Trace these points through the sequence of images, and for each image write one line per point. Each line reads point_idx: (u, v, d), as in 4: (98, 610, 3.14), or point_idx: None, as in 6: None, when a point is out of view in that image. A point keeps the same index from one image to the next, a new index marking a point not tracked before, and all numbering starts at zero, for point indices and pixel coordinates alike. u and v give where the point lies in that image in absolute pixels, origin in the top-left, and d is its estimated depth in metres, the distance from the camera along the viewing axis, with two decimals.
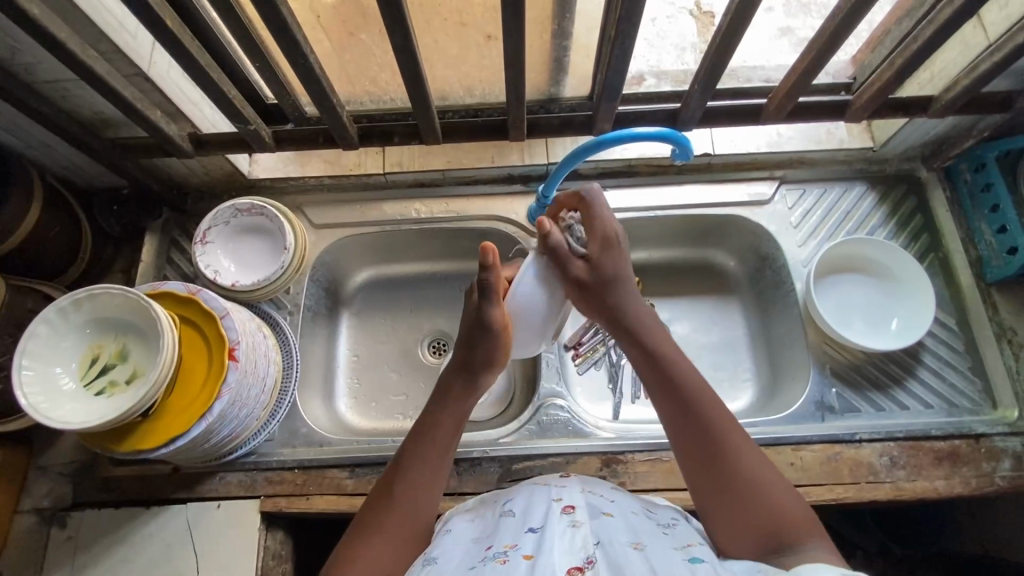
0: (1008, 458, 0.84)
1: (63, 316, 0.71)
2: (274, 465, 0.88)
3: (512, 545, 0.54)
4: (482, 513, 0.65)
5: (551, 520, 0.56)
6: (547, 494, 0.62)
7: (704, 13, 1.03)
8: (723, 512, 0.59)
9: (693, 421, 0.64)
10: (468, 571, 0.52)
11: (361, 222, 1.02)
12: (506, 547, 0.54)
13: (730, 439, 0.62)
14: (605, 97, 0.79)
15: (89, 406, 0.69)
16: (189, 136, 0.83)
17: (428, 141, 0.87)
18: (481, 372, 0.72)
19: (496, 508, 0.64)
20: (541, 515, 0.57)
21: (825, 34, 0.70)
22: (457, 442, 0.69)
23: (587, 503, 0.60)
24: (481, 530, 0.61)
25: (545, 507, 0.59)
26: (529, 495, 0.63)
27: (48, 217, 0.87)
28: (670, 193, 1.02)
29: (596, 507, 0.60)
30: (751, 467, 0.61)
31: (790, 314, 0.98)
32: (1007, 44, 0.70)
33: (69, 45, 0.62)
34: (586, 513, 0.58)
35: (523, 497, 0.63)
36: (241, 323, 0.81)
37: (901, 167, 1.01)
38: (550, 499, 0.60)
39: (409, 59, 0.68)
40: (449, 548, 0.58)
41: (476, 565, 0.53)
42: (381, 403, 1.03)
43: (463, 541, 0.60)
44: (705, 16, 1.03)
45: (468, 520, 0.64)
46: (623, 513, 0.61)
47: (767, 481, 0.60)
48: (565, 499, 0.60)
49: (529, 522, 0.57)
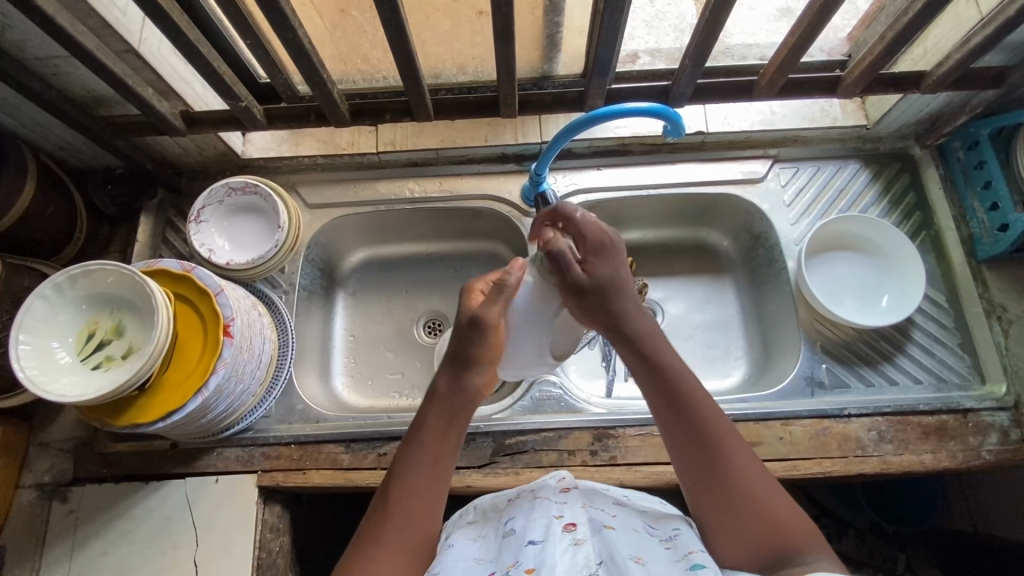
0: (995, 433, 0.86)
1: (59, 291, 0.72)
2: (271, 441, 0.89)
3: (513, 564, 0.55)
4: (484, 530, 0.66)
5: (553, 537, 0.57)
6: (548, 509, 0.63)
7: None
8: (719, 524, 0.61)
9: (695, 433, 0.63)
10: None
11: (356, 201, 1.03)
12: (507, 566, 0.55)
13: (730, 452, 0.62)
14: (596, 74, 0.79)
15: (86, 380, 0.70)
16: (181, 114, 0.83)
17: (420, 119, 0.87)
18: (466, 376, 0.67)
19: (498, 525, 0.65)
20: (541, 530, 0.58)
21: (815, 8, 0.70)
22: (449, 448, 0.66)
23: (588, 518, 0.61)
24: (484, 548, 0.62)
25: (546, 522, 0.60)
26: (530, 508, 0.64)
27: (43, 195, 0.87)
28: (663, 171, 1.02)
29: (597, 521, 0.61)
30: (752, 479, 0.61)
31: (782, 293, 0.99)
32: (998, 18, 0.70)
33: (58, 20, 0.62)
34: (587, 530, 0.59)
35: (524, 510, 0.64)
36: (236, 300, 0.81)
37: (895, 145, 1.01)
38: (550, 515, 0.61)
39: (397, 33, 0.68)
40: (452, 561, 0.59)
41: None
42: (377, 381, 1.04)
43: (466, 556, 0.60)
44: None
45: (471, 538, 0.65)
46: (625, 528, 0.62)
47: (766, 494, 0.60)
48: (566, 516, 0.61)
49: (529, 536, 0.58)
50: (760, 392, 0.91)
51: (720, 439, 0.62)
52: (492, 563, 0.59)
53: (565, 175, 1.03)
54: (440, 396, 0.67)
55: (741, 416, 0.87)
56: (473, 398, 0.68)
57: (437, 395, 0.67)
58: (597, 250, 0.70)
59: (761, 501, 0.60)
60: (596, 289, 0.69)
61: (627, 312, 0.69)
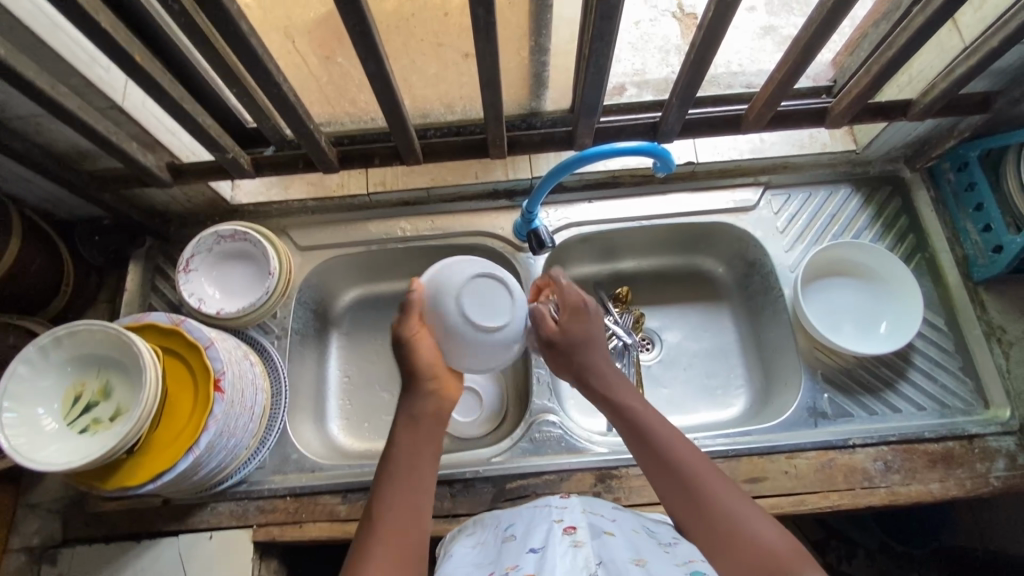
0: (1002, 458, 0.84)
1: (44, 354, 0.70)
2: (266, 493, 0.87)
3: (513, 565, 0.56)
4: (487, 539, 0.69)
5: (552, 539, 0.59)
6: (549, 517, 0.66)
7: (687, 14, 1.02)
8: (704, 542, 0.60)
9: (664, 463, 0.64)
10: None
11: (347, 242, 1.02)
12: (507, 567, 0.56)
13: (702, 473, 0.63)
14: (584, 114, 0.78)
15: (73, 446, 0.68)
16: (168, 166, 0.82)
17: (409, 162, 0.87)
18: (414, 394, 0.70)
19: (499, 534, 0.68)
20: (542, 537, 0.60)
21: (799, 46, 0.69)
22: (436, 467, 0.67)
23: (588, 523, 0.63)
24: (485, 555, 0.65)
25: (546, 527, 0.63)
26: (531, 517, 0.68)
27: (29, 251, 0.86)
28: (655, 202, 1.02)
29: (597, 527, 0.63)
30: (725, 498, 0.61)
31: (780, 320, 0.98)
32: (981, 48, 0.70)
33: (39, 83, 0.61)
34: (587, 534, 0.60)
35: (525, 520, 0.68)
36: (226, 352, 0.79)
37: (885, 168, 1.01)
38: (551, 520, 0.64)
39: (383, 84, 0.67)
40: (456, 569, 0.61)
41: None
42: (374, 424, 1.02)
43: (467, 564, 0.63)
44: (688, 17, 1.02)
45: (472, 546, 0.69)
46: (624, 533, 0.64)
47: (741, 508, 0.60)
48: (566, 521, 0.63)
49: (531, 544, 0.60)
50: (763, 424, 0.90)
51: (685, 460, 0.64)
52: (492, 567, 0.60)
53: (556, 210, 1.02)
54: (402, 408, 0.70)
55: (745, 450, 0.86)
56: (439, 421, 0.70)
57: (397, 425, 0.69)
58: (579, 313, 0.73)
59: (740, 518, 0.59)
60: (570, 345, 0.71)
61: (598, 365, 0.72)
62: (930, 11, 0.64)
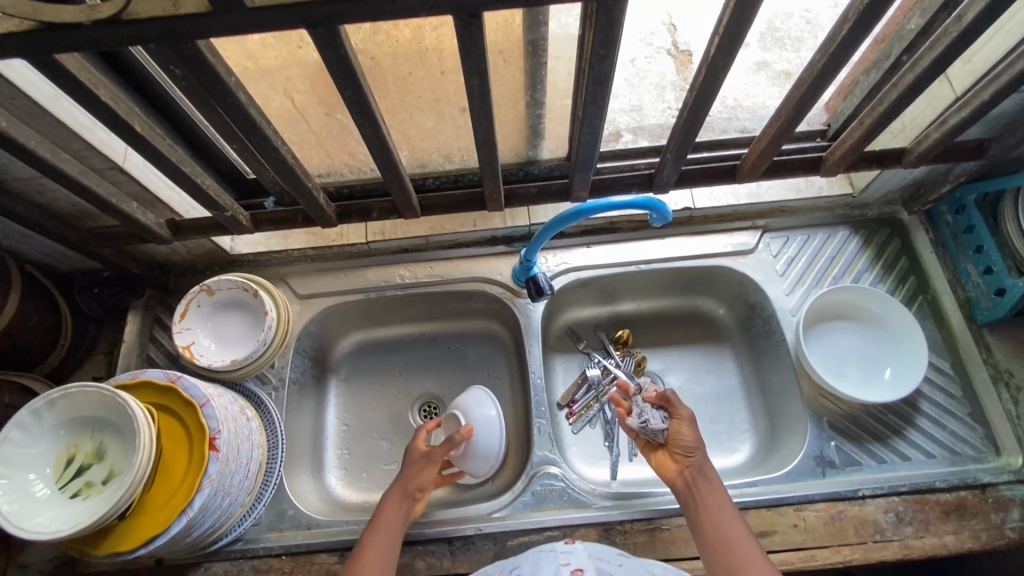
0: (1016, 509, 0.82)
1: (37, 417, 0.69)
2: (261, 552, 0.85)
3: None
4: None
5: None
6: (555, 559, 0.68)
7: (682, 50, 1.03)
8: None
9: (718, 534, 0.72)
10: None
11: (346, 290, 1.02)
12: None
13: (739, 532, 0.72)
14: (579, 169, 0.78)
15: (63, 513, 0.67)
16: (167, 222, 0.83)
17: (407, 216, 0.87)
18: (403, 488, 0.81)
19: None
20: None
21: (791, 102, 0.69)
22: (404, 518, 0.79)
23: (595, 566, 0.66)
24: None
25: (553, 568, 0.66)
26: (535, 561, 0.69)
27: (26, 307, 0.86)
28: (654, 247, 1.02)
29: (605, 570, 0.66)
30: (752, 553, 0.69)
31: (782, 364, 0.96)
32: (972, 101, 0.71)
33: (41, 152, 0.61)
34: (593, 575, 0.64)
35: (529, 562, 0.69)
36: (222, 409, 0.78)
37: (883, 211, 1.02)
38: (557, 563, 0.67)
39: (379, 145, 0.68)
40: None
41: None
42: (372, 473, 1.00)
43: None
44: (683, 53, 1.03)
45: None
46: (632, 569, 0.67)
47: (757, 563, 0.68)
48: (572, 563, 0.66)
49: None
50: (768, 474, 0.88)
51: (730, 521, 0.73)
52: None
53: (555, 255, 1.02)
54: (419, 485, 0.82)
55: (752, 502, 0.84)
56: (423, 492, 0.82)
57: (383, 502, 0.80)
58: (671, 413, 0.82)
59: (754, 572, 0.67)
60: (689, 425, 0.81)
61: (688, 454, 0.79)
62: (919, 69, 0.65)
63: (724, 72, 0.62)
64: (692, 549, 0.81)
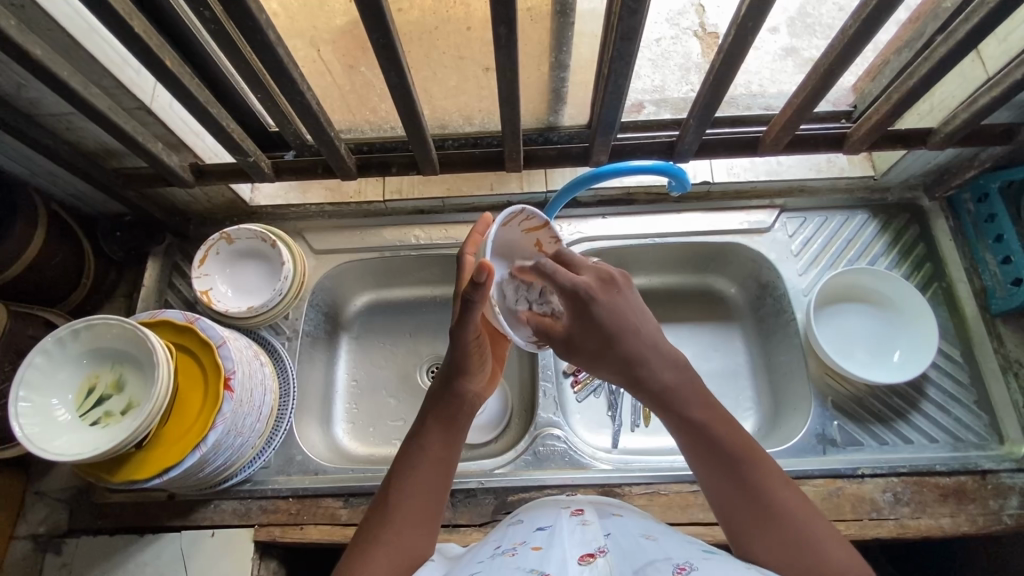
0: (1015, 496, 0.82)
1: (61, 346, 0.72)
2: (269, 493, 0.88)
3: (522, 542, 0.57)
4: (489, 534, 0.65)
5: (561, 519, 0.61)
6: (556, 504, 0.67)
7: (709, 33, 1.02)
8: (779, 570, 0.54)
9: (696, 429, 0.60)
10: (479, 564, 0.55)
11: (360, 247, 1.03)
12: (514, 543, 0.57)
13: (787, 502, 0.56)
14: (600, 132, 0.78)
15: (84, 437, 0.69)
16: (191, 166, 0.84)
17: (425, 172, 0.88)
18: (462, 382, 0.67)
19: (507, 519, 0.67)
20: (551, 518, 0.62)
21: (819, 72, 0.68)
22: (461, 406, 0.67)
23: (596, 508, 0.65)
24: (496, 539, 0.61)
25: (555, 514, 0.63)
26: (534, 506, 0.68)
27: (52, 244, 0.88)
28: (670, 220, 1.02)
29: (606, 510, 0.64)
30: (815, 532, 0.54)
31: (791, 344, 0.96)
32: (1004, 80, 0.70)
33: (73, 83, 0.62)
34: (595, 515, 0.62)
35: (530, 509, 0.68)
36: (237, 351, 0.80)
37: (903, 196, 1.01)
38: (559, 506, 0.66)
39: (402, 95, 0.68)
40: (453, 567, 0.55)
41: (486, 560, 0.55)
42: (379, 428, 1.02)
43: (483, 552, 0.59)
44: (710, 36, 1.01)
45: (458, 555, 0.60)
46: (633, 516, 0.64)
47: (832, 550, 0.53)
48: (573, 505, 0.66)
49: (538, 524, 0.61)
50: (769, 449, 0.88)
51: (769, 487, 0.56)
52: (496, 543, 0.61)
53: (570, 223, 1.02)
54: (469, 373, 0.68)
55: None
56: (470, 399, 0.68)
57: (435, 394, 0.67)
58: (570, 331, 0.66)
59: (805, 541, 0.54)
60: (583, 348, 0.65)
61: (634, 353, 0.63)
62: (951, 42, 0.64)
63: (752, 35, 0.62)
64: (688, 516, 0.83)
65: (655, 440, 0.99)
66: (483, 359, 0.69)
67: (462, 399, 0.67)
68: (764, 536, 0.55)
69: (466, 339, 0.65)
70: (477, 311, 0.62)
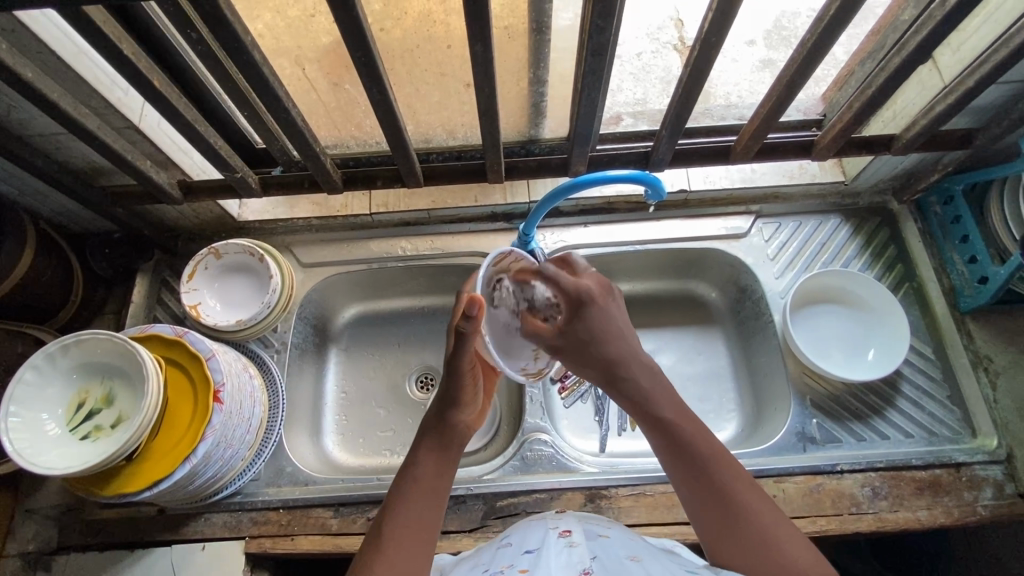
0: (989, 487, 0.85)
1: (51, 361, 0.73)
2: (259, 505, 0.88)
3: (509, 565, 0.58)
4: (476, 557, 0.66)
5: (548, 541, 0.62)
6: (545, 523, 0.68)
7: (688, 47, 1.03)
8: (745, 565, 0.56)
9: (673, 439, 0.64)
10: None
11: (348, 260, 1.05)
12: (502, 567, 0.58)
13: (751, 500, 0.59)
14: (577, 143, 0.81)
15: (74, 451, 0.70)
16: (179, 183, 0.86)
17: (410, 185, 0.90)
18: (455, 412, 0.69)
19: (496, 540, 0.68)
20: (538, 539, 0.63)
21: (782, 83, 0.72)
22: (455, 436, 0.69)
23: (583, 527, 0.66)
24: (483, 563, 0.62)
25: (542, 533, 0.64)
26: (524, 526, 0.69)
27: (41, 261, 0.89)
28: (649, 228, 1.04)
29: (593, 530, 0.65)
30: (778, 530, 0.57)
31: (770, 346, 0.99)
32: (957, 88, 0.73)
33: (62, 104, 0.64)
34: (582, 535, 0.63)
35: (519, 529, 0.68)
36: (226, 364, 0.82)
37: (873, 200, 1.04)
38: (546, 526, 0.66)
39: (385, 110, 0.70)
40: None
41: None
42: (368, 440, 1.03)
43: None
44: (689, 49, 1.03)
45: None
46: (621, 537, 0.65)
47: (793, 551, 0.56)
48: (561, 525, 0.66)
49: (527, 545, 0.62)
50: (752, 448, 0.91)
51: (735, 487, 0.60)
52: (484, 565, 0.62)
53: (553, 233, 1.05)
54: (461, 404, 0.69)
55: None
56: (464, 432, 0.70)
57: (429, 422, 0.69)
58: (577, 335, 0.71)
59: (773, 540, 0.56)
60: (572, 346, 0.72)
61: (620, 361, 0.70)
62: (905, 52, 0.68)
63: (717, 48, 0.65)
64: (673, 515, 0.84)
65: (642, 443, 1.00)
66: (475, 391, 0.72)
67: (456, 430, 0.69)
68: (733, 537, 0.58)
69: (459, 370, 0.67)
70: (471, 343, 0.64)
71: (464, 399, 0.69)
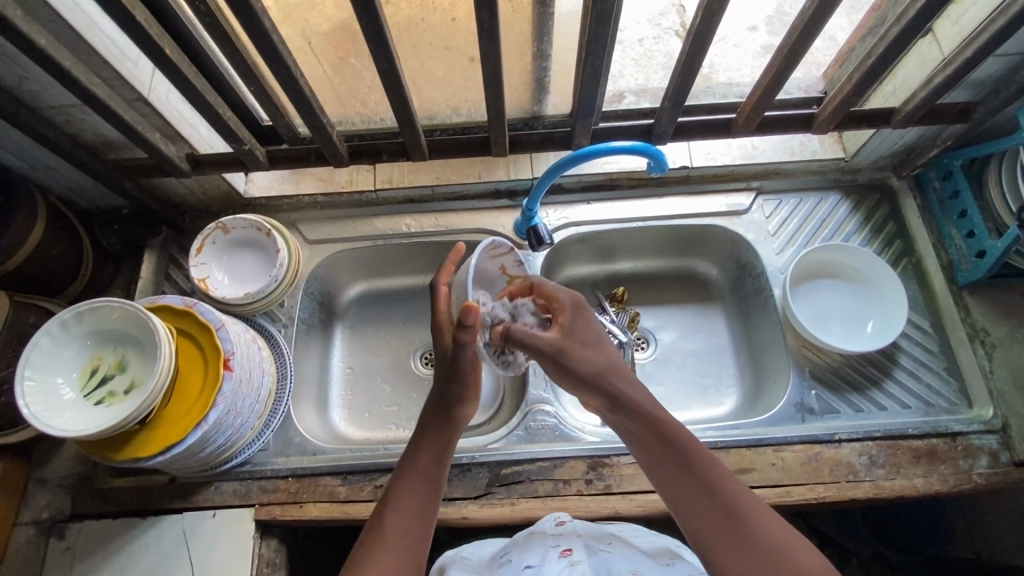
0: (984, 456, 0.87)
1: (65, 328, 0.74)
2: (268, 474, 0.90)
3: None
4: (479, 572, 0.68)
5: (549, 559, 0.64)
6: (546, 539, 0.69)
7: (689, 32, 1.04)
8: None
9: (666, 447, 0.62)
10: None
11: (353, 237, 1.06)
12: None
13: (752, 512, 0.58)
14: (581, 115, 0.82)
15: (88, 415, 0.72)
16: (187, 156, 0.87)
17: (415, 158, 0.91)
18: (455, 407, 0.69)
19: (498, 556, 0.70)
20: (539, 555, 0.65)
21: (782, 54, 0.73)
22: (453, 433, 0.69)
23: (584, 544, 0.67)
24: None
25: (543, 550, 0.66)
26: (525, 541, 0.70)
27: (51, 235, 0.90)
28: (651, 205, 1.05)
29: (594, 546, 0.67)
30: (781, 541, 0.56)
31: (770, 321, 1.00)
32: (956, 59, 0.74)
33: (75, 72, 0.65)
34: (582, 552, 0.65)
35: (520, 544, 0.70)
36: (236, 335, 0.83)
37: (873, 176, 1.05)
38: (547, 543, 0.68)
39: (392, 80, 0.71)
40: None
41: None
42: (374, 413, 1.05)
43: None
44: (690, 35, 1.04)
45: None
46: (622, 552, 0.67)
47: (794, 553, 0.54)
48: (562, 542, 0.68)
49: (528, 560, 0.64)
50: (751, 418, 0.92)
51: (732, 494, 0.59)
52: None
53: (556, 210, 1.06)
54: (461, 401, 0.70)
55: (733, 442, 0.89)
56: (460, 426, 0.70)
57: (429, 416, 0.69)
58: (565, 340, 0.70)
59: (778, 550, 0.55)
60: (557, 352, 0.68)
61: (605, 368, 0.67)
62: (905, 21, 0.69)
63: (719, 16, 0.66)
64: None
65: None
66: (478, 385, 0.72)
67: (453, 426, 0.69)
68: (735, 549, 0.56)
69: (457, 367, 0.68)
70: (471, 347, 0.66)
71: (463, 396, 0.70)
